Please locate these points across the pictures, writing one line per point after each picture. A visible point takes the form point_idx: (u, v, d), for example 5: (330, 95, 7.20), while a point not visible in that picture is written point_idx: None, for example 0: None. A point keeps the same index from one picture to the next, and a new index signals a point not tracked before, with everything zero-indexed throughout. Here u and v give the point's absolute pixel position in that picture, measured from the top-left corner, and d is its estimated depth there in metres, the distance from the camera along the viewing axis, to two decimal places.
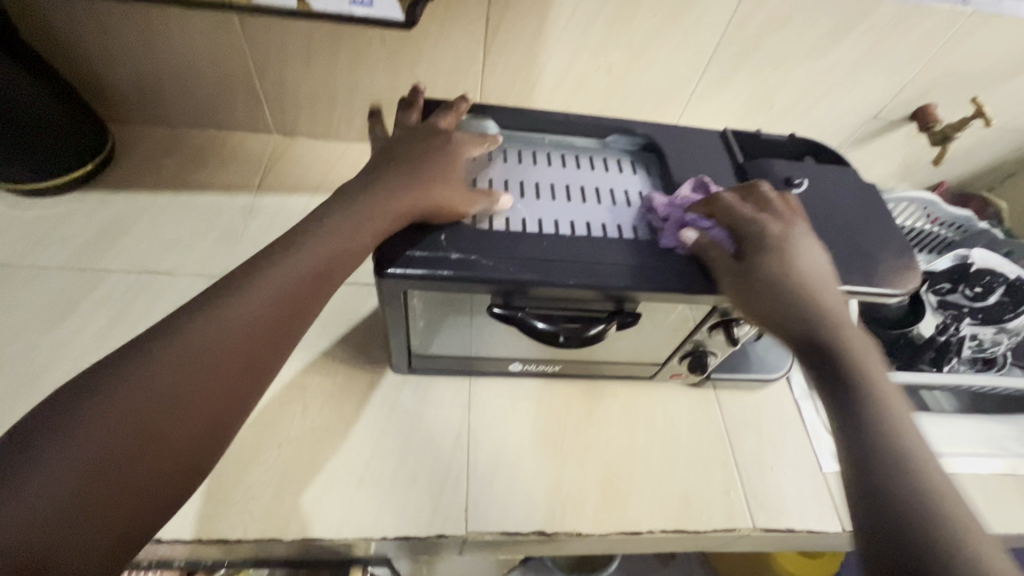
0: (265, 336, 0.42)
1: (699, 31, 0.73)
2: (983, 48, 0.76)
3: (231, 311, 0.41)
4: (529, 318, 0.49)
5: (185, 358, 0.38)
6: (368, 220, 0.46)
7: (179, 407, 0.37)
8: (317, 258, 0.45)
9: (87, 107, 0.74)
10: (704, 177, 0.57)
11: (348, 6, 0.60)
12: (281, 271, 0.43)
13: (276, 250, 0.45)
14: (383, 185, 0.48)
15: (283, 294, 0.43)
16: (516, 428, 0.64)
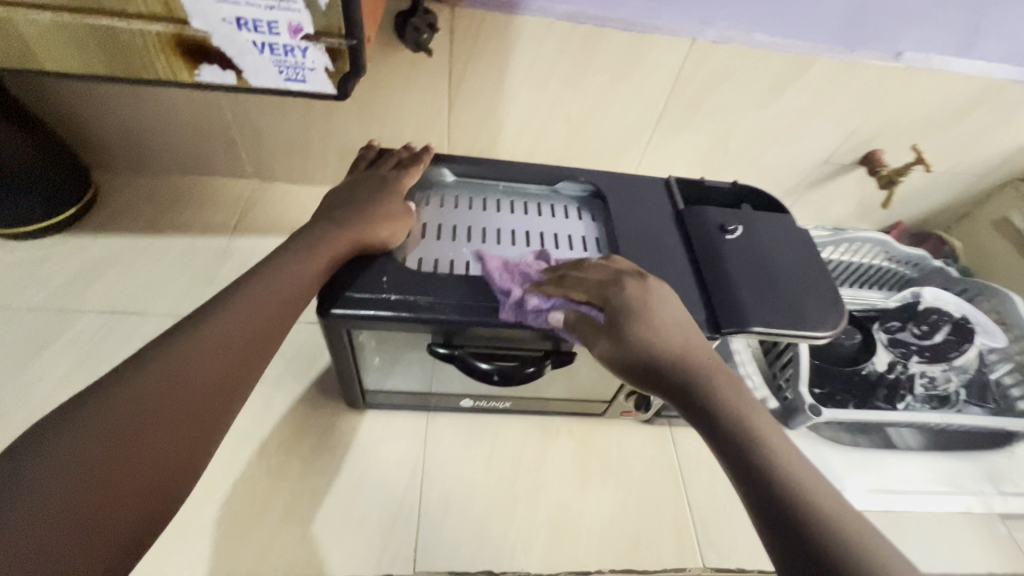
0: (235, 368, 0.43)
1: (650, 85, 0.78)
2: (919, 100, 0.81)
3: (215, 328, 0.43)
4: (468, 358, 0.51)
5: (157, 392, 0.39)
6: (316, 255, 0.49)
7: (167, 421, 0.38)
8: (278, 293, 0.47)
9: (73, 156, 0.79)
10: (641, 225, 0.59)
11: (280, 82, 0.48)
12: (244, 308, 0.45)
13: (236, 289, 0.46)
14: (327, 225, 0.52)
15: (249, 328, 0.44)
16: (471, 466, 0.65)
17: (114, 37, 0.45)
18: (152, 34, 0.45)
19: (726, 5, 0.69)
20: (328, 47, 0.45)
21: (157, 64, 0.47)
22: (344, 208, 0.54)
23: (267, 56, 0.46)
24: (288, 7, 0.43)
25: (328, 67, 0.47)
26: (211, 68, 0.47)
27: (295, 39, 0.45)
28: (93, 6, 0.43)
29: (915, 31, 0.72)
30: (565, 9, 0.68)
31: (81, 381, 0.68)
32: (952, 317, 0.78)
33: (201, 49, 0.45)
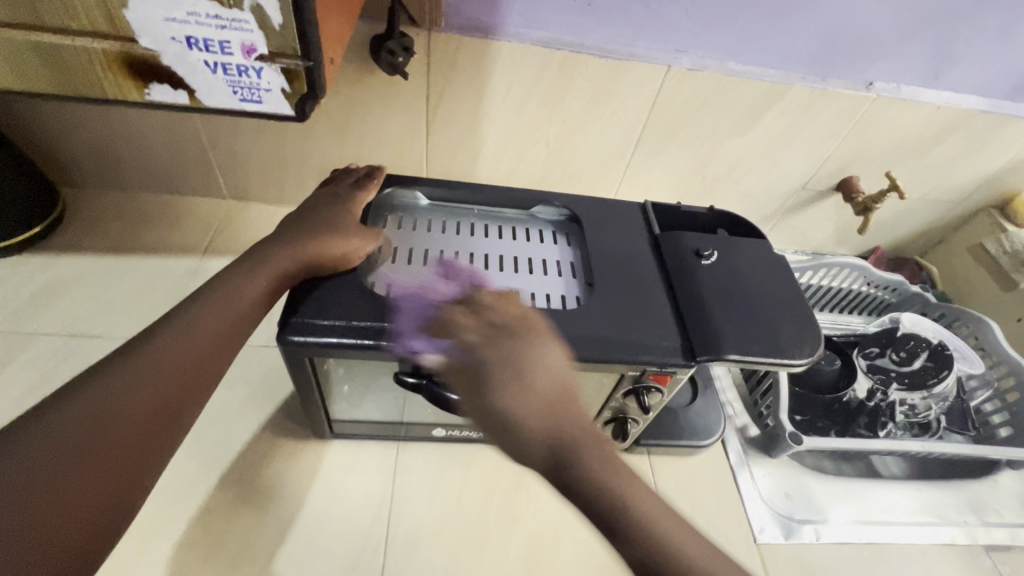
0: (174, 395, 0.42)
1: (627, 111, 0.79)
2: (890, 128, 0.82)
3: (176, 338, 0.44)
4: (438, 387, 0.46)
5: (90, 422, 0.37)
6: (257, 279, 0.49)
7: (129, 423, 0.39)
8: (219, 319, 0.46)
9: (40, 174, 0.77)
10: (616, 249, 0.58)
11: (235, 104, 0.43)
12: (186, 334, 0.44)
13: (174, 316, 0.45)
14: (277, 247, 0.51)
15: (188, 354, 0.43)
16: (441, 498, 0.63)
17: (56, 54, 0.40)
18: (97, 53, 0.40)
19: (700, 34, 0.70)
20: (284, 68, 0.41)
21: (103, 83, 0.42)
22: (292, 229, 0.53)
23: (221, 76, 0.41)
24: (241, 26, 0.38)
25: (285, 89, 0.42)
26: (161, 88, 0.42)
27: (249, 60, 0.40)
28: (29, 19, 0.38)
29: (884, 62, 0.74)
30: (542, 34, 0.69)
31: (34, 407, 0.64)
32: (930, 344, 0.77)
33: (150, 68, 0.41)
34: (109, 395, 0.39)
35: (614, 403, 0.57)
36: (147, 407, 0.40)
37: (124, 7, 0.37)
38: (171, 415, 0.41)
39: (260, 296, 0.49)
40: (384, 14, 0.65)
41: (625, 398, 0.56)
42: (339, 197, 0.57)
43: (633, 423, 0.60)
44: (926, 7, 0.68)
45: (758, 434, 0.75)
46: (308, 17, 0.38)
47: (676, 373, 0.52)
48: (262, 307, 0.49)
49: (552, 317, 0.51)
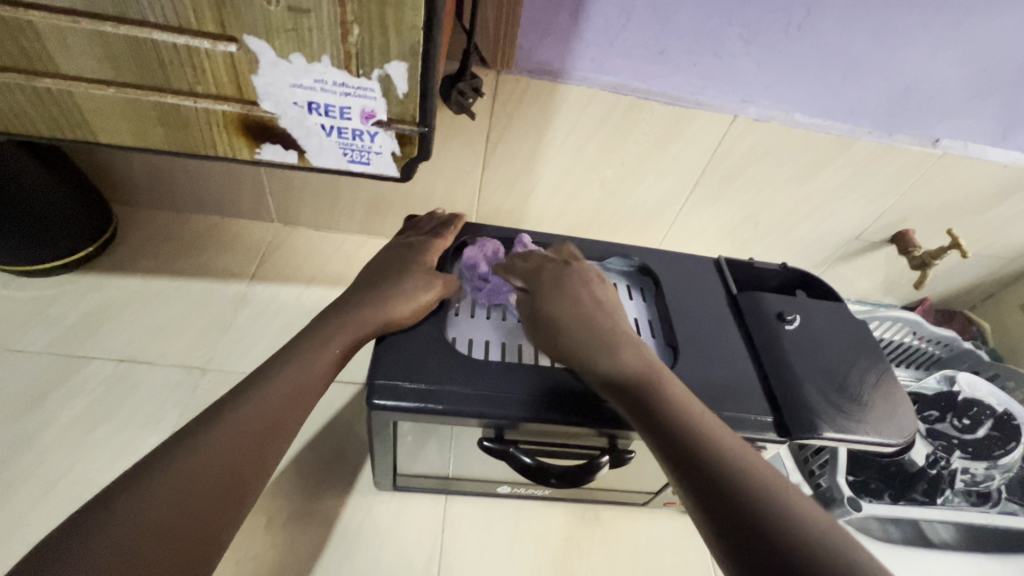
0: (254, 454, 0.41)
1: (688, 156, 0.77)
2: (954, 186, 0.80)
3: (279, 378, 0.46)
4: (520, 453, 0.48)
5: (197, 454, 0.39)
6: (339, 337, 0.50)
7: (240, 436, 0.41)
8: (296, 377, 0.46)
9: (98, 195, 0.77)
10: (699, 319, 0.57)
11: (343, 162, 0.48)
12: (267, 392, 0.45)
13: (262, 374, 0.46)
14: (357, 304, 0.52)
15: (270, 411, 0.44)
16: (491, 554, 0.62)
17: (179, 114, 0.44)
18: (218, 113, 0.44)
19: (770, 86, 0.69)
20: (398, 133, 0.46)
21: (216, 138, 0.46)
22: (372, 286, 0.54)
23: (334, 138, 0.46)
24: (364, 94, 0.43)
25: (394, 152, 0.47)
26: (273, 147, 0.47)
27: (365, 125, 0.45)
28: (158, 84, 0.42)
29: (953, 120, 0.72)
30: (611, 80, 0.68)
31: (84, 434, 0.64)
32: (994, 411, 0.76)
33: (268, 129, 0.45)
34: (194, 453, 0.39)
35: None
36: (230, 463, 0.40)
37: (252, 75, 0.41)
38: (247, 474, 0.41)
39: (337, 356, 0.49)
40: (458, 55, 0.64)
41: None
42: (414, 249, 0.58)
43: None
44: (1004, 70, 0.65)
45: (812, 494, 0.72)
46: (429, 93, 0.43)
47: (766, 447, 0.52)
48: (336, 366, 0.50)
49: None
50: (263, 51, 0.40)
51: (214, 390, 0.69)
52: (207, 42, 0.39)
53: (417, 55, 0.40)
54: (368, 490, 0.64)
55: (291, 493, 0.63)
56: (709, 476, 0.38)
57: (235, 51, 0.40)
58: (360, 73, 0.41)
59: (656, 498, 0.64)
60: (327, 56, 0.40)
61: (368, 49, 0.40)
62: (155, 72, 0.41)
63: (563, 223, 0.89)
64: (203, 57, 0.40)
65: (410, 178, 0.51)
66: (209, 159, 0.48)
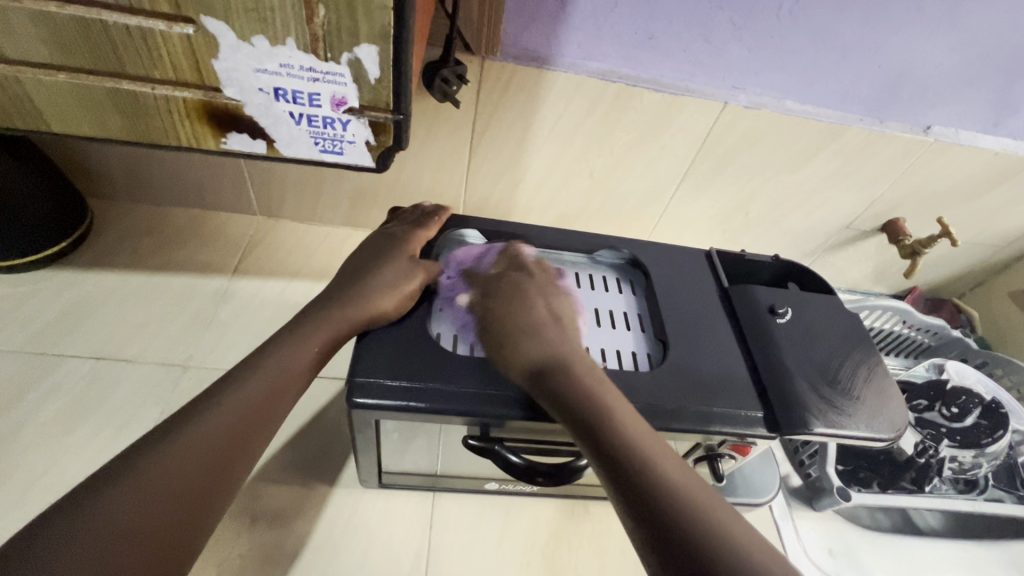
0: (228, 451, 0.40)
1: (677, 144, 0.76)
2: (945, 173, 0.79)
3: (260, 373, 0.44)
4: (506, 450, 0.47)
5: (171, 448, 0.38)
6: (319, 332, 0.49)
7: (217, 430, 0.40)
8: (274, 374, 0.45)
9: (70, 188, 0.75)
10: (688, 312, 0.57)
11: (316, 152, 0.47)
12: (243, 391, 0.43)
13: (237, 371, 0.45)
14: (337, 299, 0.51)
15: (249, 406, 0.42)
16: (479, 550, 0.61)
17: (139, 101, 0.42)
18: (180, 101, 0.42)
19: (761, 73, 0.67)
20: (371, 121, 0.44)
21: (179, 127, 0.44)
22: (351, 280, 0.53)
23: (305, 127, 0.44)
24: (334, 80, 0.41)
25: (369, 141, 0.46)
26: (240, 136, 0.45)
27: (337, 113, 0.43)
28: (114, 70, 0.40)
29: (943, 107, 0.71)
30: (598, 66, 0.66)
31: (58, 435, 0.62)
32: (982, 400, 0.76)
33: (233, 117, 0.43)
34: (164, 454, 0.37)
35: None
36: (206, 458, 0.39)
37: (213, 59, 0.39)
38: (220, 477, 0.39)
39: (317, 353, 0.48)
40: (440, 41, 0.62)
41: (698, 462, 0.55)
42: (397, 241, 0.56)
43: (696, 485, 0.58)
44: (996, 55, 0.64)
45: (801, 485, 0.73)
46: (405, 79, 0.41)
47: (757, 442, 0.51)
48: (316, 364, 0.48)
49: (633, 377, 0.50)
50: (225, 33, 0.38)
51: (194, 388, 0.68)
52: (161, 24, 0.37)
53: (388, 37, 0.39)
54: (353, 487, 0.63)
55: (276, 492, 0.62)
56: (618, 473, 0.39)
57: (193, 34, 0.38)
58: (328, 57, 0.40)
59: None
60: (293, 39, 0.38)
61: (336, 32, 0.38)
62: (110, 57, 0.39)
63: (552, 213, 0.87)
64: (159, 39, 0.38)
65: (386, 167, 0.49)
66: (173, 148, 0.46)
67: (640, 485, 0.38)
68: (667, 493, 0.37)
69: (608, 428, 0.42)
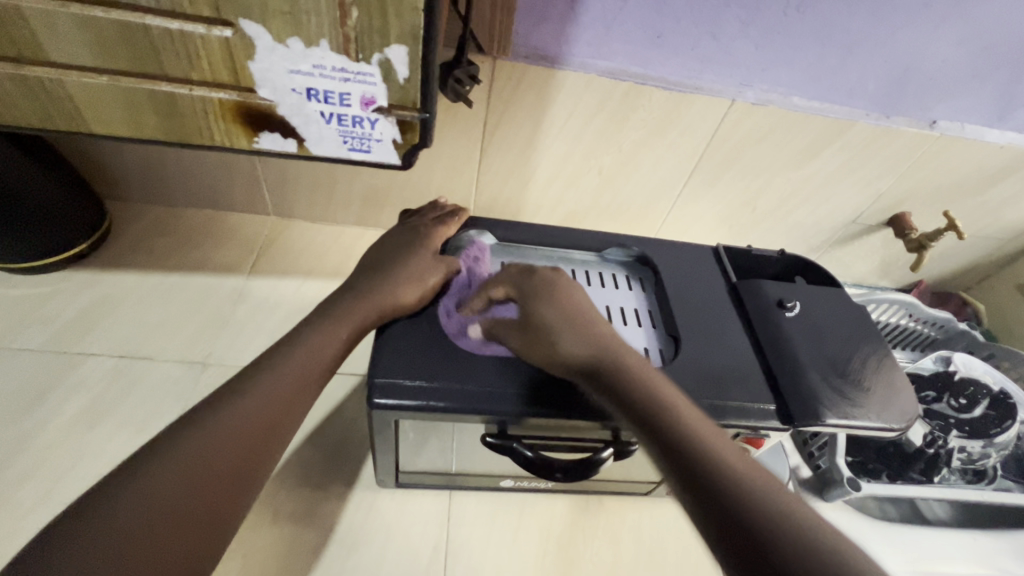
0: (256, 443, 0.41)
1: (685, 141, 0.77)
2: (951, 167, 0.80)
3: (284, 366, 0.45)
4: (523, 448, 0.48)
5: (201, 440, 0.39)
6: (340, 326, 0.49)
7: (243, 423, 0.41)
8: (298, 367, 0.46)
9: (89, 190, 0.76)
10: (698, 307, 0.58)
11: (343, 150, 0.48)
12: (268, 383, 0.44)
13: (262, 362, 0.45)
14: (355, 295, 0.52)
15: (275, 399, 0.43)
16: (496, 542, 0.62)
17: (174, 102, 0.43)
18: (215, 101, 0.43)
19: (768, 69, 0.68)
20: (399, 119, 0.45)
21: (213, 127, 0.45)
22: (368, 276, 0.54)
23: (335, 125, 0.45)
24: (364, 79, 0.42)
25: (395, 139, 0.47)
26: (272, 136, 0.46)
27: (366, 111, 0.44)
28: (152, 72, 0.41)
29: (949, 101, 0.72)
30: (609, 65, 0.67)
31: (83, 432, 0.63)
32: (990, 391, 0.77)
33: (266, 117, 0.44)
34: (195, 446, 0.38)
35: None
36: (235, 450, 0.39)
37: (249, 60, 0.40)
38: (249, 468, 0.40)
39: (339, 346, 0.49)
40: (454, 42, 0.63)
41: None
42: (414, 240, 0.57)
43: None
44: (1001, 50, 0.65)
45: (811, 477, 0.73)
46: (432, 78, 0.42)
47: (770, 435, 0.53)
48: (337, 355, 0.49)
49: None
50: (261, 35, 0.39)
51: (214, 385, 0.69)
52: (201, 26, 0.38)
53: (417, 38, 0.40)
54: (371, 483, 0.64)
55: (295, 487, 0.63)
56: (688, 468, 0.38)
57: (230, 36, 0.39)
58: (360, 57, 0.41)
59: (660, 487, 0.65)
60: (327, 39, 0.39)
61: (367, 33, 0.39)
62: (148, 60, 0.40)
63: (561, 211, 0.88)
64: (197, 42, 0.39)
65: (411, 165, 0.50)
66: (206, 148, 0.47)
67: (712, 485, 0.36)
68: (742, 490, 0.36)
69: (673, 422, 0.41)
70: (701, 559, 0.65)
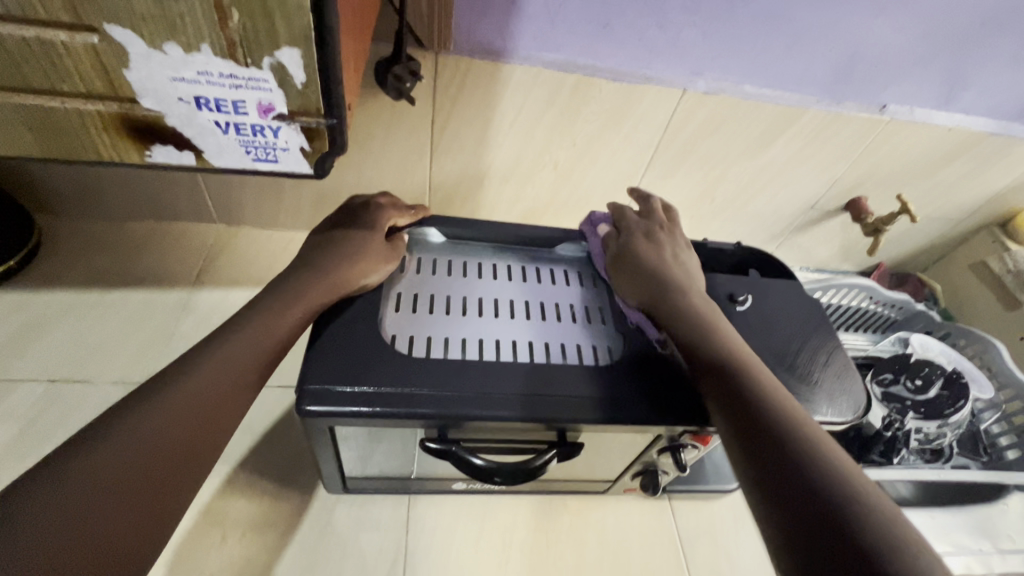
0: (189, 445, 0.39)
1: (639, 133, 0.76)
2: (901, 150, 0.81)
3: (217, 364, 0.43)
4: (465, 453, 0.46)
5: (127, 443, 0.36)
6: (271, 329, 0.47)
7: (176, 424, 0.39)
8: (231, 367, 0.43)
9: (13, 205, 0.72)
10: None
11: (249, 161, 0.45)
12: (200, 382, 0.41)
13: (186, 364, 0.43)
14: (283, 296, 0.49)
15: (207, 398, 0.41)
16: (456, 551, 0.61)
17: (47, 118, 0.40)
18: (93, 115, 0.40)
19: (717, 57, 0.67)
20: (304, 126, 0.43)
21: (98, 142, 0.42)
22: (301, 273, 0.52)
23: (233, 136, 0.43)
24: (257, 86, 0.40)
25: (303, 147, 0.45)
26: (165, 149, 0.43)
27: (265, 119, 0.42)
28: (19, 85, 0.38)
29: (897, 85, 0.72)
30: (554, 57, 0.65)
31: (14, 464, 0.60)
32: (944, 370, 0.77)
33: (155, 129, 0.42)
34: (119, 449, 0.36)
35: (647, 457, 0.56)
36: (166, 453, 0.37)
37: (124, 69, 0.38)
38: (177, 482, 0.37)
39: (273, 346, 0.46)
40: (389, 37, 0.60)
41: (660, 454, 0.55)
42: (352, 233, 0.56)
43: (664, 475, 0.59)
44: (944, 32, 0.65)
45: None
46: (334, 82, 0.40)
47: (717, 432, 0.51)
48: (271, 359, 0.46)
49: (595, 372, 0.50)
50: (132, 41, 0.36)
51: None
52: (63, 33, 0.35)
53: (310, 39, 0.37)
54: (325, 497, 0.62)
55: (245, 507, 0.61)
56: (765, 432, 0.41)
57: (97, 43, 0.36)
58: (249, 63, 0.38)
59: (615, 485, 0.64)
60: (207, 44, 0.37)
61: (253, 36, 0.36)
62: (12, 73, 0.37)
63: (519, 208, 0.87)
64: (61, 51, 0.36)
65: (327, 173, 0.48)
66: (99, 163, 0.45)
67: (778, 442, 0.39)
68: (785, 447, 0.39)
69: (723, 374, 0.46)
70: (666, 554, 0.64)
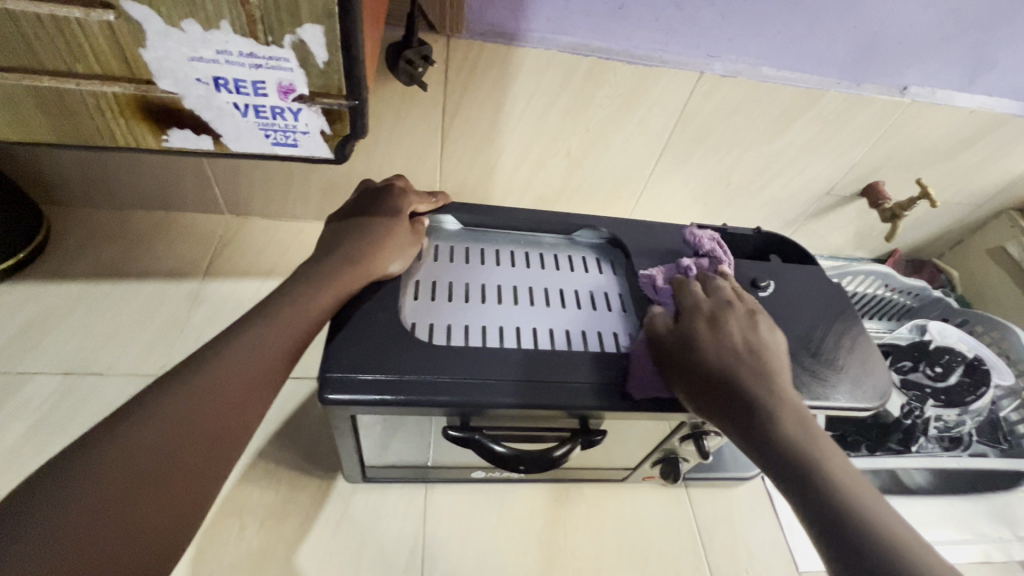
0: (217, 435, 0.38)
1: (654, 118, 0.74)
2: (922, 133, 0.79)
3: (245, 350, 0.42)
4: (488, 441, 0.46)
5: (157, 432, 0.36)
6: (294, 318, 0.45)
7: (205, 414, 0.38)
8: (257, 354, 0.42)
9: (22, 197, 0.71)
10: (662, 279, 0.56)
11: (267, 145, 0.44)
12: (228, 369, 0.40)
13: (210, 347, 0.42)
14: (302, 282, 0.48)
15: (234, 385, 0.40)
16: (474, 541, 0.61)
17: (62, 101, 0.39)
18: (109, 96, 0.39)
19: (736, 38, 0.65)
20: (324, 108, 0.42)
21: (114, 126, 0.41)
22: (319, 259, 0.51)
23: (252, 118, 0.42)
24: (279, 65, 0.39)
25: (324, 130, 0.43)
26: (182, 132, 0.42)
27: (286, 102, 0.41)
28: (34, 66, 0.37)
29: (920, 67, 0.70)
30: (569, 40, 0.64)
31: (30, 457, 0.60)
32: (965, 357, 0.76)
33: (172, 112, 0.41)
34: (148, 437, 0.35)
35: (669, 445, 0.55)
36: (193, 444, 0.37)
37: (141, 48, 0.37)
38: (205, 473, 0.37)
39: (298, 334, 0.45)
40: (401, 20, 0.59)
41: (682, 441, 0.54)
42: (368, 218, 0.55)
43: (685, 463, 0.58)
44: (970, 10, 0.63)
45: None
46: (357, 62, 0.39)
47: None
48: (289, 360, 0.44)
49: (618, 359, 0.49)
50: (149, 18, 0.35)
51: None
52: (78, 10, 0.34)
53: (333, 14, 0.36)
54: (343, 486, 0.62)
55: (263, 498, 0.61)
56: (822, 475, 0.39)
57: (114, 20, 0.35)
58: (270, 40, 0.37)
59: (634, 473, 0.64)
60: (226, 21, 0.36)
61: (271, 12, 0.36)
62: (27, 52, 0.36)
63: (531, 195, 0.85)
64: (76, 29, 0.35)
65: (346, 158, 0.47)
66: (114, 150, 0.44)
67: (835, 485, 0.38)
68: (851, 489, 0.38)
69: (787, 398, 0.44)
70: (684, 541, 0.64)
